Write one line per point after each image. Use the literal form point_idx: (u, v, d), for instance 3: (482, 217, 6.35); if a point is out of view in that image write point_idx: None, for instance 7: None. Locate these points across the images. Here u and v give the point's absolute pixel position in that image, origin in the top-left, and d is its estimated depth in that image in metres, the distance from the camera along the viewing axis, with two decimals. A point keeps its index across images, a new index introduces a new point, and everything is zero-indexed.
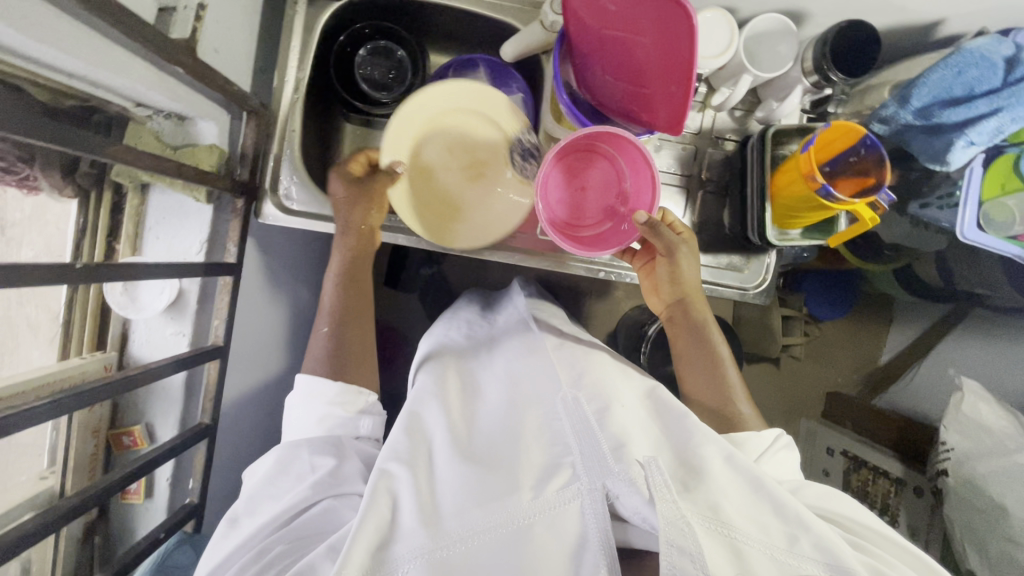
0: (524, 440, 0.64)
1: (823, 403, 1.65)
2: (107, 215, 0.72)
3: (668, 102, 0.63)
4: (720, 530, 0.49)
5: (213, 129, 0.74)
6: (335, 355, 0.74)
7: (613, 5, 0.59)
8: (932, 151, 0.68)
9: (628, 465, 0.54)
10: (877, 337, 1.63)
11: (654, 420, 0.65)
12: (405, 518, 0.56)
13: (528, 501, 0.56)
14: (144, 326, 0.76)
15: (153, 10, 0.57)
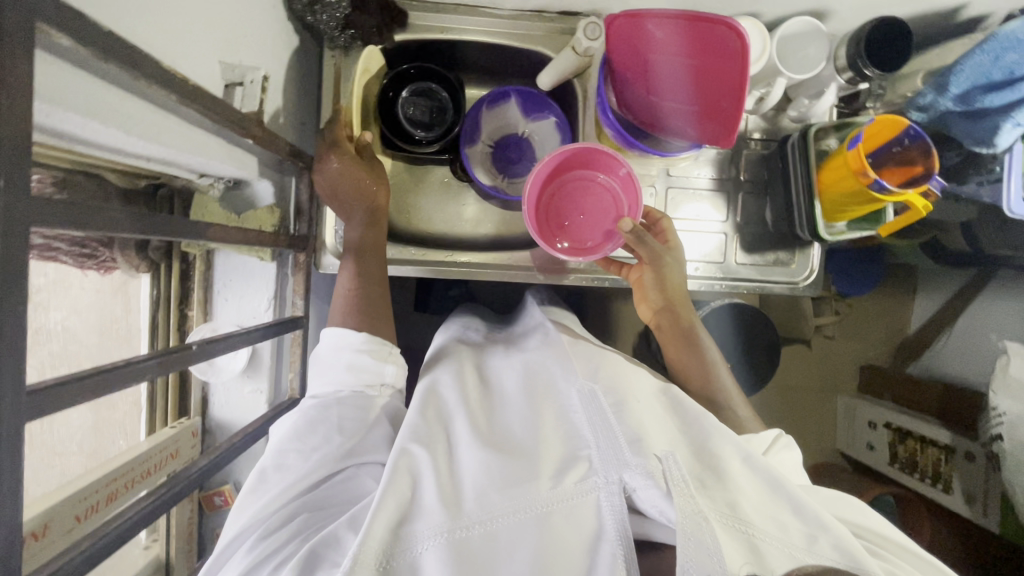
0: (540, 425, 0.60)
1: (857, 377, 1.67)
2: (177, 284, 0.74)
3: (716, 116, 0.64)
4: (738, 527, 0.47)
5: (269, 189, 0.75)
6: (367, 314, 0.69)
7: (659, 30, 0.63)
8: (977, 134, 0.71)
9: (647, 459, 0.50)
10: (903, 305, 1.64)
11: (672, 412, 0.62)
12: (423, 502, 0.52)
13: (547, 489, 0.52)
14: (221, 388, 0.78)
15: (221, 86, 0.61)
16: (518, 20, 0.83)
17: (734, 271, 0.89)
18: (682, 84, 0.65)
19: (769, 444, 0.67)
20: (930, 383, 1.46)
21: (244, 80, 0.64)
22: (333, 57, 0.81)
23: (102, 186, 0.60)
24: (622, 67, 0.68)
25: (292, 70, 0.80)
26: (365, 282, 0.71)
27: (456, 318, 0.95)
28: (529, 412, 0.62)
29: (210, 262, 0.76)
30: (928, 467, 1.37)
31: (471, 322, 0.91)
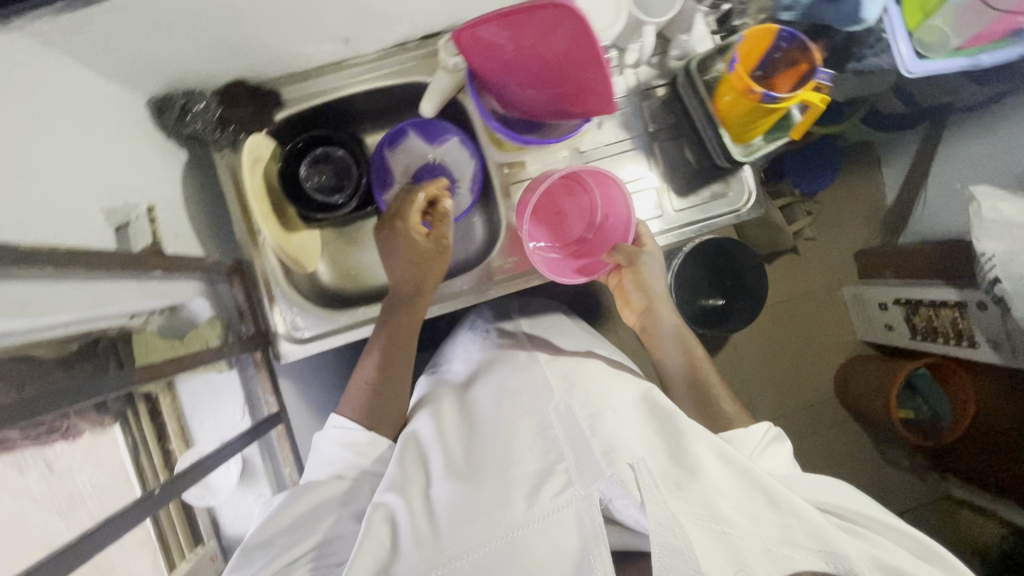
0: (514, 450, 0.65)
1: (856, 263, 1.69)
2: (151, 422, 0.74)
3: (594, 88, 0.65)
4: (713, 526, 0.51)
5: (204, 303, 0.76)
6: (380, 411, 0.74)
7: (504, 31, 0.62)
8: (845, 15, 0.71)
9: (620, 468, 0.56)
10: (876, 182, 1.67)
11: (648, 418, 0.67)
12: (405, 546, 0.58)
13: (522, 513, 0.57)
14: (228, 505, 0.79)
15: (110, 233, 0.62)
16: (386, 58, 0.84)
17: (676, 220, 0.89)
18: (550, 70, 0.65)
19: (754, 441, 0.70)
20: (918, 249, 1.46)
21: (132, 217, 0.65)
22: (224, 156, 0.81)
23: (38, 366, 0.61)
24: (489, 70, 0.69)
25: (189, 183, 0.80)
26: (388, 369, 0.76)
27: (450, 340, 1.00)
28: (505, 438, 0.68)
29: (175, 393, 0.76)
30: (948, 329, 1.37)
31: (462, 345, 0.94)
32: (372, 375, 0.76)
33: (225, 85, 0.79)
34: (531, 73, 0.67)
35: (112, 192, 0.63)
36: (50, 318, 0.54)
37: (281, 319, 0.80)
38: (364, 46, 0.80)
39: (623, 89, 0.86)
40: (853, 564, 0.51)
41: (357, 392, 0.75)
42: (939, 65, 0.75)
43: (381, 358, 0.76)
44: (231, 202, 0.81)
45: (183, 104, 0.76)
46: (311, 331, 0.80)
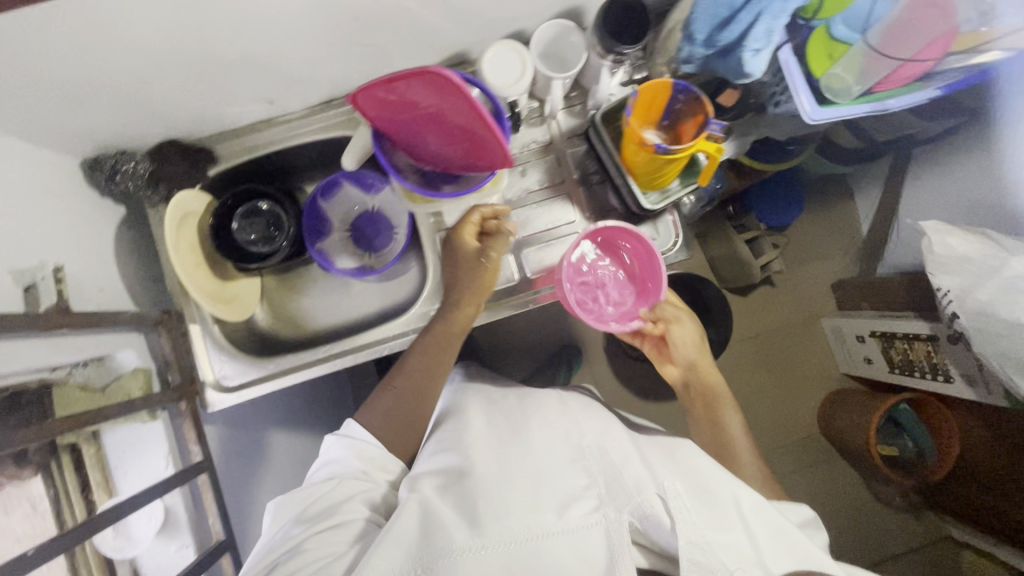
0: (546, 466, 0.65)
1: (833, 294, 1.81)
2: (72, 474, 0.75)
3: (493, 145, 0.68)
4: (706, 565, 0.53)
5: (132, 354, 0.78)
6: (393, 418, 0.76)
7: (386, 93, 0.65)
8: (733, 69, 0.68)
9: (649, 497, 0.59)
10: (850, 214, 1.79)
11: (627, 462, 0.65)
12: (419, 548, 0.57)
13: (552, 522, 0.58)
14: (150, 556, 0.77)
15: (20, 294, 0.63)
16: (309, 117, 0.88)
17: None
18: (456, 124, 0.67)
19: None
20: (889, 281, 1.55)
21: (39, 277, 0.65)
22: (157, 211, 0.84)
23: None
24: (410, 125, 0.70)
25: (127, 225, 0.84)
26: (412, 382, 0.78)
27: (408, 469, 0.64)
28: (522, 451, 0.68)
29: (100, 444, 0.77)
30: (923, 361, 1.43)
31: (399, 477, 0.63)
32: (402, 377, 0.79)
33: (159, 144, 0.82)
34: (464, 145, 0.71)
35: (20, 253, 0.64)
36: None
37: (210, 367, 0.84)
38: (290, 104, 0.84)
39: (546, 137, 0.89)
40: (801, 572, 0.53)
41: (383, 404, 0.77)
42: (834, 114, 0.76)
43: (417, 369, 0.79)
44: (163, 255, 0.84)
45: (113, 164, 0.79)
46: (237, 379, 0.84)
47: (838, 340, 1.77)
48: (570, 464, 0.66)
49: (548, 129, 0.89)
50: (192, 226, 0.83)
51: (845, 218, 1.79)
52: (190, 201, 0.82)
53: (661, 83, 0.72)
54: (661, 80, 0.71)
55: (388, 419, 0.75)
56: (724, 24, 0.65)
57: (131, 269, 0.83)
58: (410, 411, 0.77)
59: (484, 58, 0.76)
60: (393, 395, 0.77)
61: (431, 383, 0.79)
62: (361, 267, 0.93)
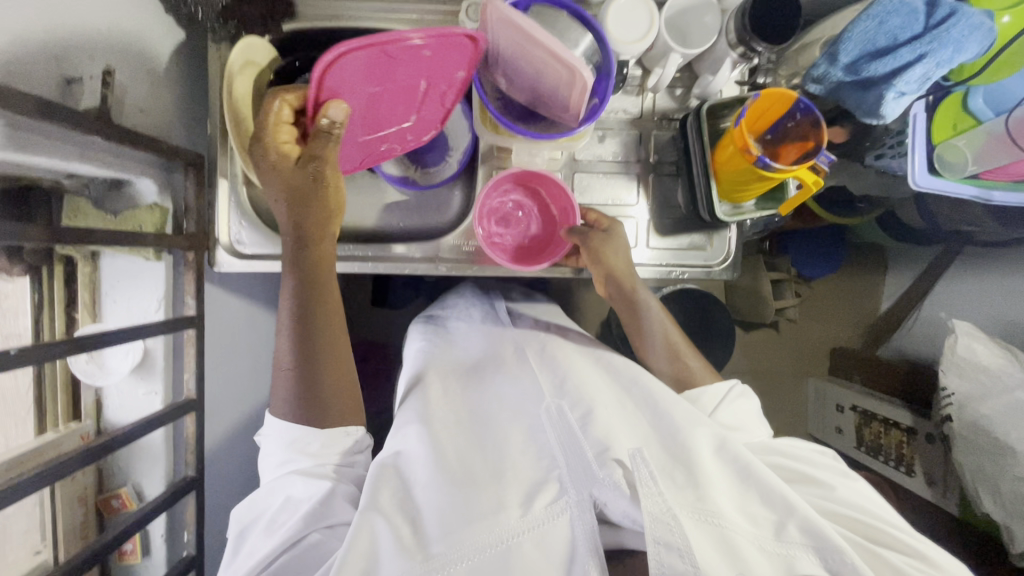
0: (508, 452, 0.62)
1: (829, 359, 1.76)
2: (62, 286, 0.72)
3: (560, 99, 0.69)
4: (709, 521, 0.52)
5: (152, 187, 0.74)
6: (306, 399, 0.67)
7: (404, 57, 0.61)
8: (865, 104, 0.65)
9: (610, 469, 0.55)
10: (874, 289, 1.73)
11: (588, 422, 0.62)
12: (382, 562, 0.51)
13: (517, 518, 0.54)
14: (116, 390, 0.76)
15: (59, 83, 0.57)
16: (407, 4, 0.80)
17: (644, 256, 0.87)
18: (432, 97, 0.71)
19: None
20: (894, 366, 1.53)
21: (85, 75, 0.59)
22: (218, 49, 0.78)
23: None
24: (514, 54, 0.66)
25: (182, 52, 0.78)
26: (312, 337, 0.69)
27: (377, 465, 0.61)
28: (484, 437, 0.65)
29: (98, 265, 0.75)
30: (892, 450, 1.43)
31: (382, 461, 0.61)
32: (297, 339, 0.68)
33: None
34: (551, 88, 0.68)
35: (70, 44, 0.58)
36: None
37: (227, 228, 0.79)
38: None
39: (638, 111, 0.83)
40: (846, 550, 0.50)
41: (281, 377, 0.68)
42: (943, 186, 0.71)
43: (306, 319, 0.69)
44: (210, 96, 0.78)
45: None
46: (252, 249, 0.80)
47: (819, 405, 1.72)
48: (537, 439, 0.63)
49: (643, 102, 0.83)
50: (250, 76, 0.76)
51: (877, 290, 1.72)
52: (255, 51, 0.76)
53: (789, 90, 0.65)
54: (789, 89, 0.65)
55: (297, 401, 0.67)
56: (878, 55, 0.62)
57: (176, 100, 0.77)
58: (321, 378, 0.68)
59: (613, 4, 0.70)
60: (293, 371, 0.68)
61: (329, 333, 0.69)
62: (402, 178, 0.88)
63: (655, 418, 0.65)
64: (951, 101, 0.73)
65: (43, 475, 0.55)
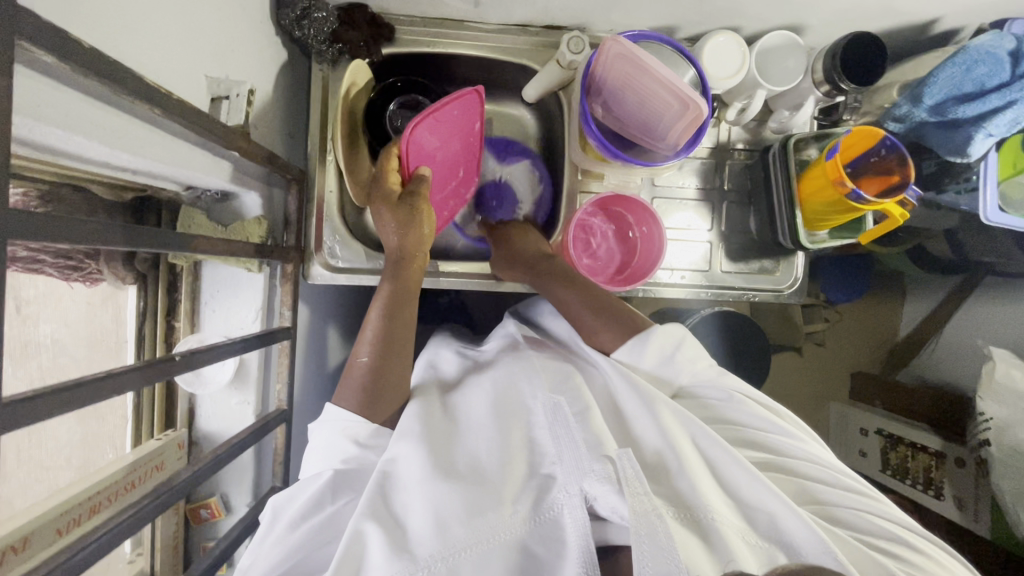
0: (505, 444, 0.57)
1: (849, 382, 1.62)
2: (164, 295, 0.74)
3: (645, 124, 0.74)
4: (691, 521, 0.50)
5: (257, 200, 0.75)
6: (374, 386, 0.62)
7: (455, 110, 0.76)
8: (952, 143, 0.70)
9: (603, 463, 0.51)
10: (893, 311, 1.60)
11: (586, 418, 0.56)
12: (375, 561, 0.49)
13: (507, 513, 0.51)
14: (209, 400, 0.77)
15: (206, 100, 0.60)
16: (504, 34, 0.84)
17: (717, 279, 0.90)
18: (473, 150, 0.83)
19: None
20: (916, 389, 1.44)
21: (230, 92, 0.63)
22: (321, 70, 0.80)
23: (89, 200, 0.60)
24: (620, 86, 0.71)
25: (286, 72, 0.81)
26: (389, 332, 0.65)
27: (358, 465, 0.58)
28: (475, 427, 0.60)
29: (200, 275, 0.76)
30: (919, 474, 1.32)
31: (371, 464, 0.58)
32: (377, 335, 0.65)
33: (349, 5, 0.76)
34: (652, 117, 0.72)
35: (220, 62, 0.61)
36: (137, 157, 0.50)
37: (321, 241, 0.81)
38: (490, 13, 0.80)
39: (714, 141, 0.88)
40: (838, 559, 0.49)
41: (353, 374, 0.63)
42: (1015, 221, 0.77)
43: (388, 315, 0.66)
44: (311, 114, 0.81)
45: (305, 8, 0.74)
46: (346, 263, 0.81)
47: (840, 429, 1.58)
48: (534, 431, 0.58)
49: (719, 133, 0.88)
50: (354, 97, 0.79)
51: (898, 311, 1.59)
52: (359, 75, 0.79)
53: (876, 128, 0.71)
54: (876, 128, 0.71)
55: (365, 394, 0.61)
56: (965, 99, 0.67)
57: (280, 117, 0.80)
58: (393, 377, 0.63)
59: (710, 40, 0.75)
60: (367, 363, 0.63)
61: (407, 337, 0.66)
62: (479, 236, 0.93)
63: (642, 403, 0.60)
64: (1012, 141, 0.78)
65: (168, 497, 0.53)
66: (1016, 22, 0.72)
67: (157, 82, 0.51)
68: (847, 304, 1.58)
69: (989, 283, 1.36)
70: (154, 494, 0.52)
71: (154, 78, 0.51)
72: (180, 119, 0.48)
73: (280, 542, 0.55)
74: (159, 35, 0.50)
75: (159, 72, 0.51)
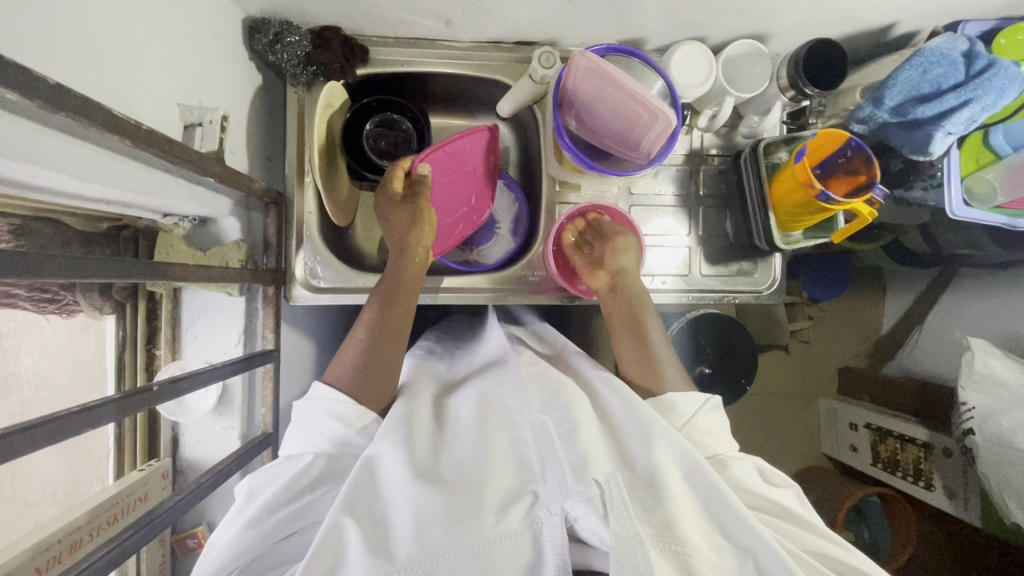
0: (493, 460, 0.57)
1: (837, 378, 1.64)
2: (143, 324, 0.74)
3: (618, 136, 0.75)
4: (676, 551, 0.48)
5: (236, 224, 0.75)
6: (369, 365, 0.66)
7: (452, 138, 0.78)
8: (912, 143, 0.72)
9: (588, 485, 0.50)
10: (875, 306, 1.63)
11: (573, 435, 0.56)
12: (351, 563, 0.48)
13: (488, 524, 0.50)
14: (193, 427, 0.76)
15: (178, 127, 0.60)
16: (477, 51, 0.85)
17: (697, 283, 0.91)
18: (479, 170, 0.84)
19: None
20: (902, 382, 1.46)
21: (204, 120, 0.63)
22: (296, 93, 0.81)
23: (62, 232, 0.60)
24: (591, 100, 0.73)
25: (261, 96, 0.81)
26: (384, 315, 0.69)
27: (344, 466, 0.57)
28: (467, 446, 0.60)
29: (179, 302, 0.76)
30: (909, 465, 1.33)
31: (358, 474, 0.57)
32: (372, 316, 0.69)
33: (321, 28, 0.77)
34: (624, 127, 0.73)
35: (193, 89, 0.62)
36: (109, 187, 0.50)
37: (302, 262, 0.81)
38: (462, 32, 0.81)
39: (687, 148, 0.89)
40: None
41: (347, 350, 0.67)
42: (981, 215, 0.79)
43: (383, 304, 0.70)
44: (288, 136, 0.81)
45: (277, 32, 0.75)
46: (327, 283, 0.81)
47: (830, 425, 1.59)
48: (518, 444, 0.57)
49: (692, 140, 0.89)
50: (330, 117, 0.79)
51: (879, 306, 1.63)
52: (333, 95, 0.79)
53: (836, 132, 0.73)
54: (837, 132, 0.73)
55: (358, 368, 0.65)
56: (924, 100, 0.69)
57: (256, 141, 0.80)
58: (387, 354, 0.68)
59: (677, 51, 0.76)
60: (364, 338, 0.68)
61: (403, 327, 0.70)
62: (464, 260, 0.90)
63: (638, 429, 0.60)
64: (975, 137, 0.81)
65: (148, 529, 0.52)
66: (969, 24, 0.75)
67: (129, 113, 0.51)
68: (830, 300, 1.61)
69: (966, 275, 1.39)
70: (134, 527, 0.50)
71: (125, 108, 0.51)
72: (152, 149, 0.48)
73: (254, 526, 0.53)
74: (129, 66, 0.51)
75: (130, 103, 0.51)
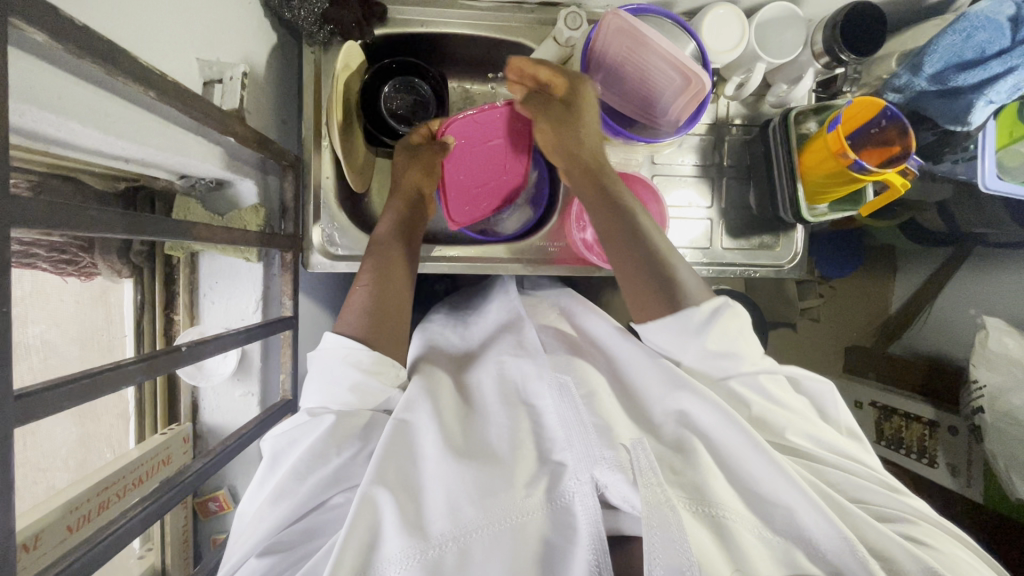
0: (517, 429, 0.58)
1: (843, 357, 1.64)
2: (162, 288, 0.73)
3: (638, 97, 0.73)
4: (707, 512, 0.49)
5: (253, 188, 0.73)
6: (380, 314, 0.62)
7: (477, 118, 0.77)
8: (951, 112, 0.70)
9: (617, 450, 0.51)
10: (885, 286, 1.62)
11: (594, 401, 0.57)
12: (386, 538, 0.49)
13: (521, 495, 0.51)
14: (212, 392, 0.76)
15: (197, 83, 0.58)
16: (499, 12, 0.82)
17: (718, 256, 0.90)
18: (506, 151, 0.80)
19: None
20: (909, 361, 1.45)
21: (224, 76, 0.61)
22: (313, 53, 0.78)
23: (81, 190, 0.58)
24: (621, 63, 0.70)
25: (276, 55, 0.79)
26: (393, 264, 0.68)
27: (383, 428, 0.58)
28: (489, 416, 0.61)
29: (197, 267, 0.75)
30: (914, 443, 1.34)
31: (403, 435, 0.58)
32: (377, 265, 0.67)
33: None
34: (653, 91, 0.71)
35: (211, 43, 0.59)
36: (130, 143, 0.49)
37: (319, 228, 0.79)
38: None
39: (713, 117, 0.87)
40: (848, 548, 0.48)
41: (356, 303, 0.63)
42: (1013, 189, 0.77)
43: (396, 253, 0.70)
44: (304, 99, 0.79)
45: None
46: (346, 250, 0.79)
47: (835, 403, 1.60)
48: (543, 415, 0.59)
49: (717, 108, 0.87)
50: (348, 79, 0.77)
51: (888, 285, 1.62)
52: (353, 57, 0.76)
53: (865, 99, 0.70)
54: (864, 98, 0.70)
55: (372, 315, 0.62)
56: (968, 66, 0.66)
57: (272, 102, 0.78)
58: (393, 309, 0.64)
59: (709, 14, 0.74)
60: (369, 291, 0.64)
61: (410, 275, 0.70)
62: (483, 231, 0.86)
63: (661, 387, 0.60)
64: (1010, 108, 0.78)
65: (174, 493, 0.52)
66: None
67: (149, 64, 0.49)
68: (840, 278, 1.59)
69: (980, 254, 1.37)
70: (158, 493, 0.50)
71: (146, 59, 0.49)
72: (173, 102, 0.46)
73: (286, 497, 0.52)
74: (150, 15, 0.49)
75: (151, 53, 0.49)
